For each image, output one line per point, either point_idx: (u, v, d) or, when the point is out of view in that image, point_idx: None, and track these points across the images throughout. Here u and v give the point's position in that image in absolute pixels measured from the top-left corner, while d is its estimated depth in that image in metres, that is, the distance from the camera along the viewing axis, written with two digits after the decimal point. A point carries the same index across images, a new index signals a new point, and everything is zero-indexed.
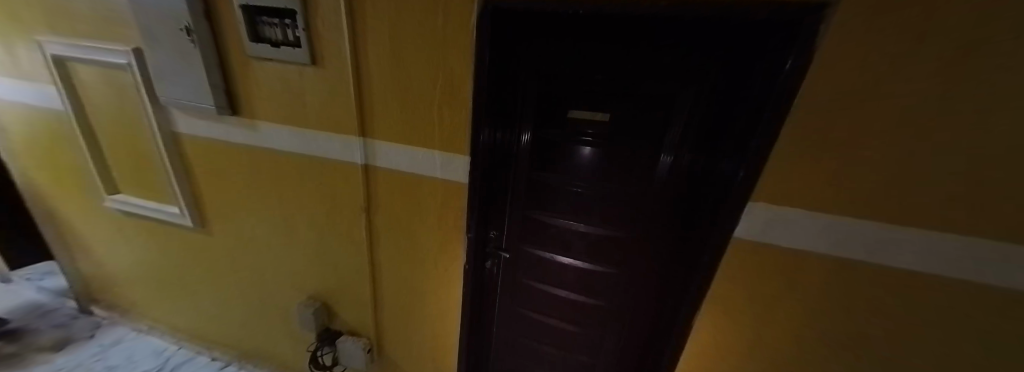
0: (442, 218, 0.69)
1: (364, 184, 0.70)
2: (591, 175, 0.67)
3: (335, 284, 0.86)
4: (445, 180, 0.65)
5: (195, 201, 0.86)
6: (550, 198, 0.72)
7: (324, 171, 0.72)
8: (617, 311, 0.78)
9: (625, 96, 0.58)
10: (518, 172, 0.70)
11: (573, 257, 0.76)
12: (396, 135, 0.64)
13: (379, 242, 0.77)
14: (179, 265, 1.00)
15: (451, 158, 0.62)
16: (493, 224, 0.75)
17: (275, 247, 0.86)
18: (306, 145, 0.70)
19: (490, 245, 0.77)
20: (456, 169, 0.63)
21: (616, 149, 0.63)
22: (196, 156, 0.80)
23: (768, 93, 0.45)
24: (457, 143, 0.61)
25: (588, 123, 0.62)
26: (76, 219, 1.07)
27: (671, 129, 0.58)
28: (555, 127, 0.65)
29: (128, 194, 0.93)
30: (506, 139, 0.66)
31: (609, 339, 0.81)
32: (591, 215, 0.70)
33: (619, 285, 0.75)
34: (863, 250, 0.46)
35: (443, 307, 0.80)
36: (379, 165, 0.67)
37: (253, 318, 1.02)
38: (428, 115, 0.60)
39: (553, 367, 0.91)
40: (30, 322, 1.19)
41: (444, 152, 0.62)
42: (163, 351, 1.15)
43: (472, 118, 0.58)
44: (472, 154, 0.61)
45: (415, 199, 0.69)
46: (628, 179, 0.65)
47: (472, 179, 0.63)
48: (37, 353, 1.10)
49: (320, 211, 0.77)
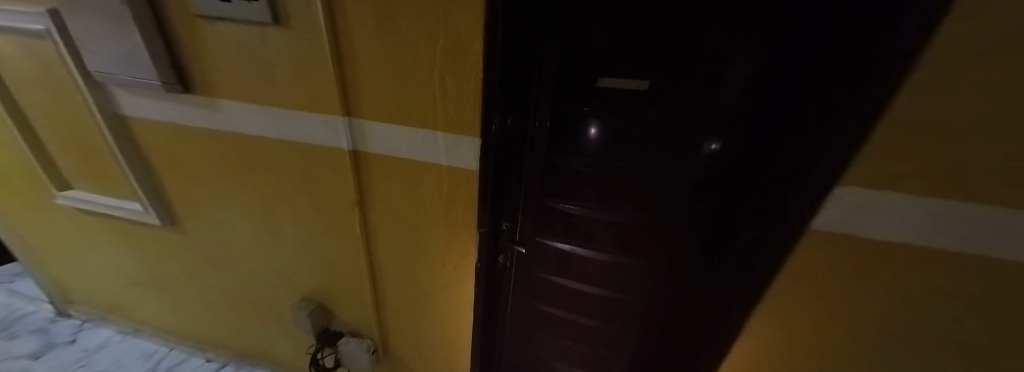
0: (449, 212, 0.60)
1: (353, 175, 0.59)
2: (612, 164, 0.55)
3: (331, 284, 0.77)
4: (451, 169, 0.54)
5: (161, 197, 0.74)
6: (573, 186, 0.61)
7: (306, 161, 0.61)
8: (645, 305, 0.71)
9: (654, 70, 0.41)
10: (533, 159, 0.57)
11: (597, 249, 0.68)
12: (390, 113, 0.52)
13: (376, 238, 0.67)
14: (157, 265, 0.90)
15: (458, 142, 0.51)
16: (506, 215, 0.65)
17: (259, 245, 0.76)
18: (281, 127, 0.58)
19: (503, 238, 0.68)
20: (463, 156, 0.52)
21: (644, 136, 0.49)
22: (153, 144, 0.68)
23: (867, 63, 0.29)
24: (465, 124, 0.50)
25: (609, 103, 0.48)
26: (32, 217, 0.95)
27: (723, 111, 0.42)
28: (569, 108, 0.50)
29: (82, 190, 0.81)
30: (511, 127, 0.51)
31: (633, 332, 0.76)
32: (619, 204, 0.60)
33: (650, 280, 0.67)
34: (998, 254, 0.34)
35: (454, 305, 0.73)
36: (371, 150, 0.56)
37: (245, 318, 0.94)
38: (427, 88, 0.48)
39: (572, 360, 0.86)
40: (5, 327, 1.10)
41: (449, 134, 0.51)
42: (153, 354, 1.08)
43: (484, 94, 0.46)
44: (483, 142, 0.50)
45: (415, 191, 0.59)
46: (661, 170, 0.52)
47: (486, 170, 0.53)
48: (14, 361, 1.02)
49: (306, 205, 0.67)
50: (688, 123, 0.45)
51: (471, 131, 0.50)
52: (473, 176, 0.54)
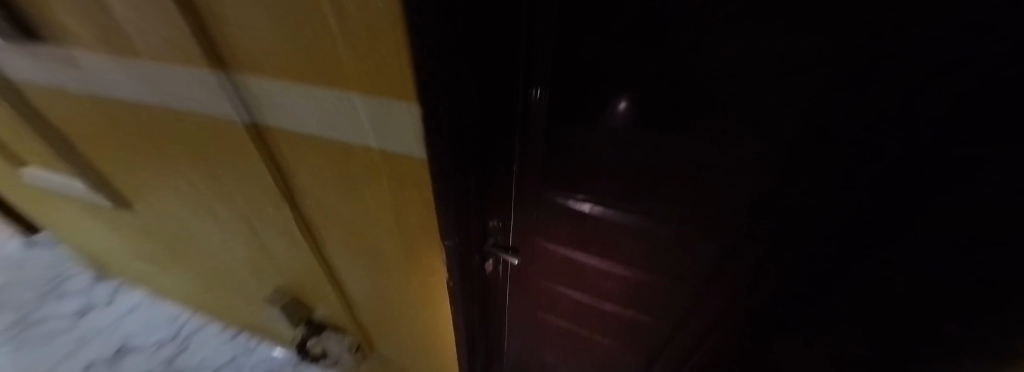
0: (399, 217, 0.40)
1: (268, 161, 0.42)
2: (651, 156, 0.38)
3: (299, 281, 0.66)
4: (389, 156, 0.33)
5: (103, 179, 0.63)
6: (600, 178, 0.44)
7: (215, 139, 0.44)
8: (669, 312, 0.62)
9: (750, 31, 0.22)
10: (537, 147, 0.42)
11: (614, 259, 0.56)
12: (274, 62, 0.30)
13: (325, 240, 0.52)
14: (140, 246, 0.85)
15: (387, 112, 0.29)
16: (493, 208, 0.44)
17: (213, 235, 0.64)
18: (163, 91, 0.40)
19: (490, 240, 0.48)
20: (400, 135, 0.31)
21: (700, 124, 0.32)
22: (58, 114, 0.53)
23: None
24: (383, 79, 0.26)
25: (652, 78, 0.29)
26: (14, 193, 0.90)
27: (854, 93, 0.25)
28: (585, 84, 0.32)
29: (31, 168, 0.71)
30: (460, 111, 0.26)
31: (653, 333, 0.68)
32: (648, 199, 0.45)
33: (681, 286, 0.56)
34: None
35: (435, 319, 0.57)
36: (275, 124, 0.37)
37: (237, 302, 0.89)
38: (286, 9, 0.23)
39: (586, 354, 0.80)
40: (57, 285, 1.16)
41: (369, 98, 0.29)
42: (176, 319, 1.08)
43: (399, 36, 0.19)
44: (433, 128, 0.27)
45: (349, 186, 0.39)
46: (721, 162, 0.36)
47: (446, 165, 0.31)
48: (61, 320, 1.08)
49: (238, 196, 0.51)
50: (782, 106, 0.28)
51: (399, 98, 0.27)
52: (423, 168, 0.33)
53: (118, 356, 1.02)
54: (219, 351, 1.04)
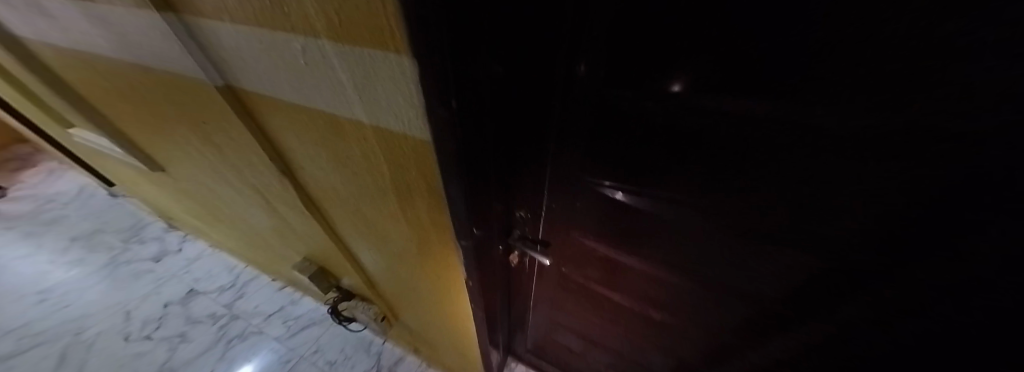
0: (403, 207, 0.32)
1: (256, 134, 0.35)
2: (710, 167, 0.30)
3: (322, 252, 0.65)
4: (383, 134, 0.25)
5: (133, 144, 0.63)
6: (648, 185, 0.35)
7: (201, 105, 0.38)
8: (728, 332, 0.50)
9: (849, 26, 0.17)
10: (575, 141, 0.35)
11: (658, 265, 0.45)
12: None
13: (335, 221, 0.48)
14: (187, 205, 0.90)
15: (369, 70, 0.20)
16: (512, 193, 0.35)
17: (239, 203, 0.64)
18: (133, 45, 0.33)
19: (516, 232, 0.42)
20: (391, 105, 0.22)
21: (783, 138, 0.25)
22: (69, 77, 0.51)
23: None
24: (351, 13, 0.17)
25: (707, 65, 0.23)
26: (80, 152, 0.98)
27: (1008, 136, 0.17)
28: (625, 68, 0.26)
29: (81, 130, 0.74)
30: (447, 76, 0.18)
31: (699, 348, 0.58)
32: (723, 206, 0.33)
33: (754, 310, 0.43)
34: None
35: (453, 310, 0.52)
36: (250, 87, 0.29)
37: (274, 262, 0.94)
38: None
39: (616, 353, 0.72)
40: (138, 232, 1.32)
41: (341, 49, 0.20)
42: (233, 268, 1.18)
43: None
44: (430, 104, 0.19)
45: (344, 166, 0.32)
46: (812, 183, 0.26)
47: (461, 154, 0.23)
48: (142, 263, 1.22)
49: (244, 169, 0.47)
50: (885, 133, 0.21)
51: (382, 64, 0.19)
52: (427, 152, 0.24)
53: (190, 297, 1.12)
54: (269, 299, 1.11)
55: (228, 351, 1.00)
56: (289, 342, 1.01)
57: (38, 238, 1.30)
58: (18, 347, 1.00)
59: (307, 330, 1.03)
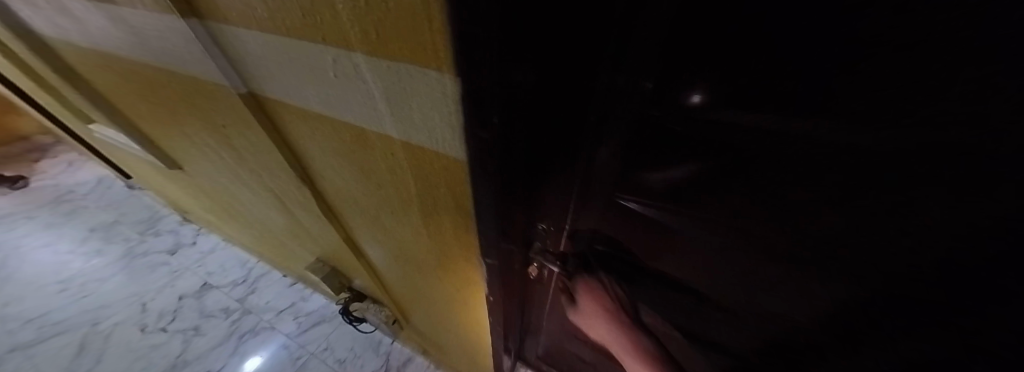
0: (427, 222, 0.31)
1: (277, 141, 0.34)
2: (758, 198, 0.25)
3: (335, 255, 0.65)
4: (413, 150, 0.24)
5: (152, 142, 0.64)
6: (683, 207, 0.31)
7: (220, 109, 0.37)
8: None
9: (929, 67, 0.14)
10: (605, 153, 0.31)
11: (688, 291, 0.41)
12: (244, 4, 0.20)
13: (352, 227, 0.47)
14: (202, 202, 0.91)
15: (405, 85, 0.19)
16: (540, 212, 0.33)
17: (254, 203, 0.64)
18: (154, 49, 0.33)
19: (537, 246, 0.40)
20: (426, 121, 0.21)
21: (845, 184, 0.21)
22: (91, 76, 0.51)
23: None
24: (392, 29, 0.15)
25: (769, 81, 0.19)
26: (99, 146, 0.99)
27: None
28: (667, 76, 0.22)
29: (101, 127, 0.75)
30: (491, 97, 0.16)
31: None
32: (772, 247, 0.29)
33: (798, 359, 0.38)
34: None
35: (468, 321, 0.51)
36: (274, 94, 0.28)
37: (286, 259, 0.94)
38: None
39: None
40: (155, 224, 1.35)
41: (375, 63, 0.18)
42: (246, 263, 1.20)
43: None
44: (467, 121, 0.18)
45: (368, 178, 0.31)
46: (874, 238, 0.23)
47: (481, 171, 0.21)
48: (158, 255, 1.24)
49: (260, 172, 0.47)
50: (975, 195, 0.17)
51: (419, 82, 0.18)
52: (459, 171, 0.23)
53: (203, 290, 1.13)
54: (280, 294, 1.12)
55: (240, 346, 1.01)
56: (299, 339, 1.02)
57: (58, 228, 1.33)
58: (39, 335, 1.03)
59: (317, 327, 1.04)
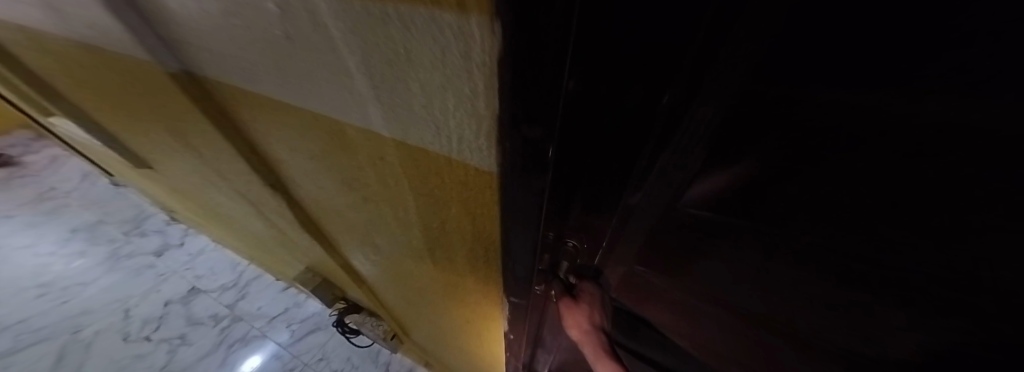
0: (432, 248, 0.23)
1: (237, 141, 0.26)
2: (878, 289, 0.15)
3: (325, 266, 0.58)
4: (415, 159, 0.16)
5: (115, 139, 0.56)
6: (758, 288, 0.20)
7: (166, 101, 0.29)
8: None
9: None
10: (649, 211, 0.19)
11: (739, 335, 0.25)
12: None
13: (339, 242, 0.39)
14: (182, 204, 0.83)
15: (402, 58, 0.11)
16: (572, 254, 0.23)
17: (232, 208, 0.56)
18: (69, 20, 0.25)
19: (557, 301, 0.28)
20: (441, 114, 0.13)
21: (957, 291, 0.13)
22: (29, 62, 0.43)
23: None
24: None
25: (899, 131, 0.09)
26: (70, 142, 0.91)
27: None
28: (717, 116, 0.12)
29: (64, 121, 0.67)
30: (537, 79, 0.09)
31: None
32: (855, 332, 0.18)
33: None
34: None
35: (476, 348, 0.43)
36: (219, 77, 0.20)
37: (274, 266, 0.87)
38: None
39: None
40: (141, 223, 1.28)
41: (352, 17, 0.11)
42: (237, 265, 1.13)
43: None
44: (504, 115, 0.11)
45: (354, 191, 0.23)
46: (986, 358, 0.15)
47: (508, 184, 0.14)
48: (144, 257, 1.17)
49: (228, 177, 0.39)
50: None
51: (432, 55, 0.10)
52: (490, 193, 0.15)
53: (191, 295, 1.07)
54: (273, 300, 1.05)
55: (230, 355, 0.95)
56: (293, 348, 0.96)
57: (40, 227, 1.26)
58: (14, 344, 0.96)
59: (312, 335, 0.98)
